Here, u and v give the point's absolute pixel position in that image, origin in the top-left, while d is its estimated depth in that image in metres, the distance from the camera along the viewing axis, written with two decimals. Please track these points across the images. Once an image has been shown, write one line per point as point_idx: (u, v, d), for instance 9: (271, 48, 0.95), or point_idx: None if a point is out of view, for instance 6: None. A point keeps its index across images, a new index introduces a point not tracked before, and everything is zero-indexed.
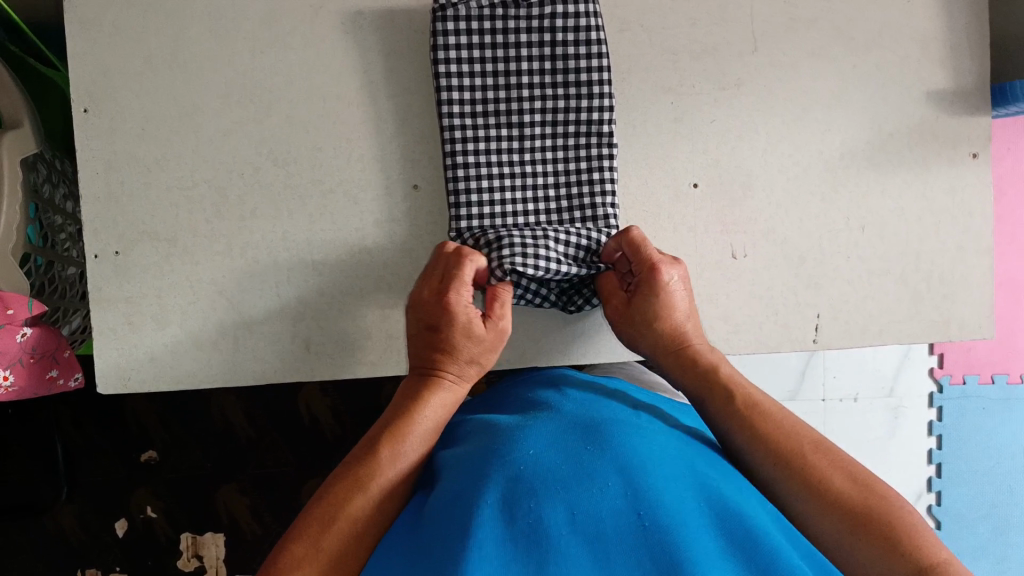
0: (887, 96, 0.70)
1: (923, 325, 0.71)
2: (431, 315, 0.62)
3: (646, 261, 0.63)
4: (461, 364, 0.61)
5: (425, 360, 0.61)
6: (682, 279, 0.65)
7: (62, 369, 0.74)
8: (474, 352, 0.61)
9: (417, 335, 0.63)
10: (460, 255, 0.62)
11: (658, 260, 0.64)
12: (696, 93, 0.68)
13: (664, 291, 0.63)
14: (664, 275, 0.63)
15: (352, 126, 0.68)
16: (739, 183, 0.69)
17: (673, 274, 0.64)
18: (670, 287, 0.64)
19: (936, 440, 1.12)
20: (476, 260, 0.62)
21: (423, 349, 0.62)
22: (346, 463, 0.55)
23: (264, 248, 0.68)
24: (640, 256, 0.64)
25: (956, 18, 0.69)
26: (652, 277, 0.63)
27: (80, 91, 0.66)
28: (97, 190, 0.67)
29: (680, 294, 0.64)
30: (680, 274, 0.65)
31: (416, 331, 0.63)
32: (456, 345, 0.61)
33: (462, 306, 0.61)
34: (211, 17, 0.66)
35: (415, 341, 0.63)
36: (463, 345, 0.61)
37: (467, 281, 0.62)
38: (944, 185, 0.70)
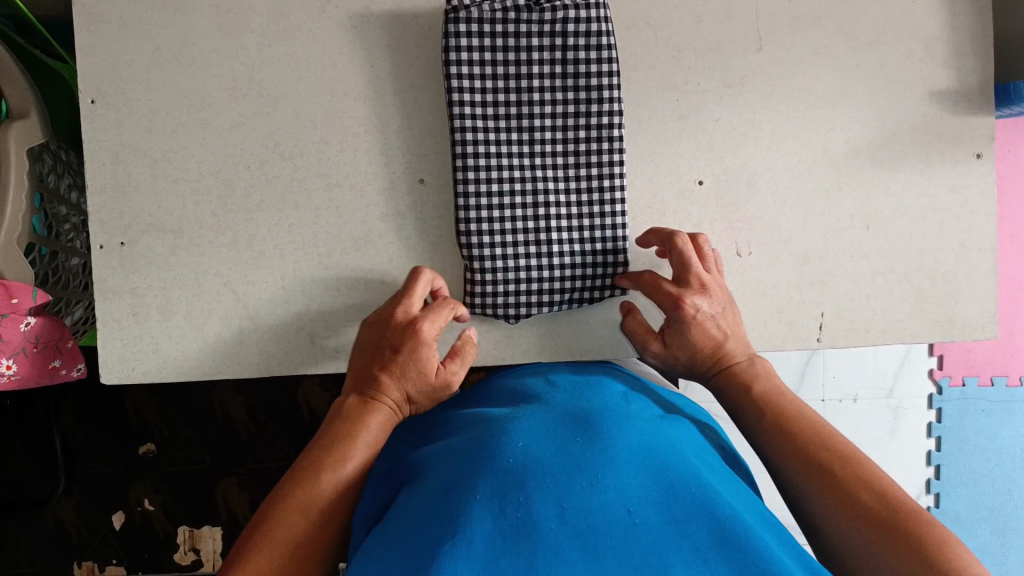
0: (891, 95, 0.70)
1: (926, 324, 0.71)
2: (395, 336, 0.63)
3: (668, 295, 0.64)
4: (406, 396, 0.62)
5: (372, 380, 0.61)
6: (713, 306, 0.64)
7: (65, 359, 0.74)
8: (421, 378, 0.62)
9: (375, 350, 0.63)
10: (444, 302, 0.66)
11: (681, 292, 0.64)
12: (702, 91, 0.69)
13: (695, 321, 0.63)
14: (691, 306, 0.63)
15: (359, 120, 0.68)
16: (744, 180, 0.69)
17: (701, 303, 0.64)
18: (701, 317, 0.63)
19: (935, 441, 1.12)
20: (455, 308, 0.66)
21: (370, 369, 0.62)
22: (299, 477, 0.55)
23: (269, 240, 0.68)
24: (661, 291, 0.64)
25: (962, 18, 0.70)
26: (678, 312, 0.63)
27: (87, 82, 0.66)
28: (103, 181, 0.67)
29: (713, 321, 0.64)
30: (711, 299, 0.64)
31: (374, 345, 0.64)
32: (407, 373, 0.62)
33: (426, 337, 0.63)
34: (219, 10, 0.66)
35: (366, 355, 0.63)
36: (416, 375, 0.62)
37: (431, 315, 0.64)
38: (948, 184, 0.71)
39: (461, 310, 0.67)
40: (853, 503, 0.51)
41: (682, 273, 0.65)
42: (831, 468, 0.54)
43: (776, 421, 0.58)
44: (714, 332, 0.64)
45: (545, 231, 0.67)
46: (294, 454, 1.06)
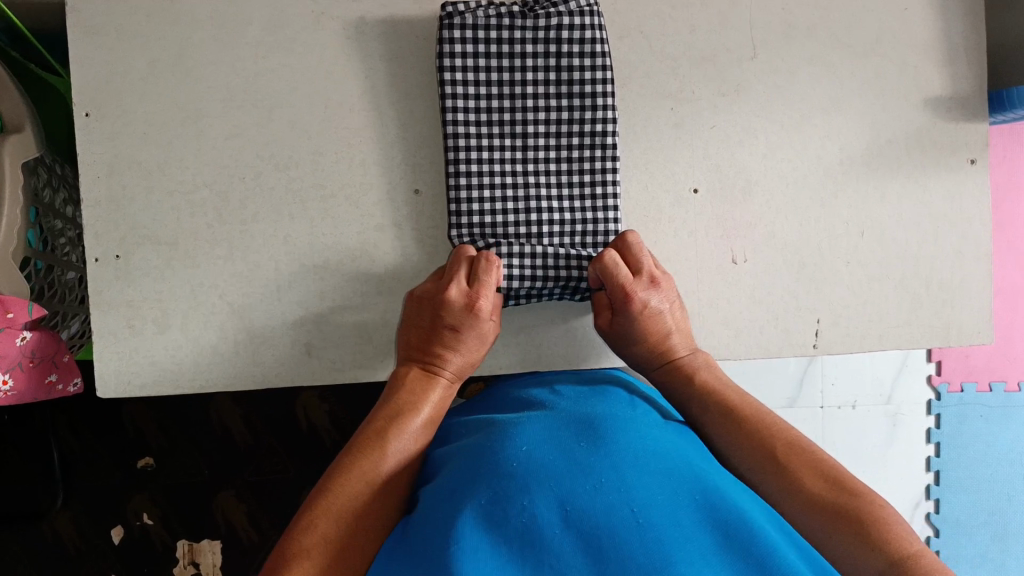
0: (886, 102, 0.70)
1: (922, 331, 0.71)
2: (451, 312, 0.62)
3: (619, 289, 0.63)
4: (461, 367, 0.64)
5: (431, 355, 0.63)
6: (662, 300, 0.65)
7: (61, 373, 0.75)
8: (481, 348, 0.64)
9: (429, 329, 0.63)
10: (489, 262, 0.63)
11: (632, 287, 0.63)
12: (697, 98, 0.69)
13: (643, 314, 0.64)
14: (642, 301, 0.63)
15: (355, 130, 0.68)
16: (739, 188, 0.70)
17: (651, 296, 0.64)
18: (650, 311, 0.64)
19: (934, 447, 1.12)
20: (500, 266, 0.63)
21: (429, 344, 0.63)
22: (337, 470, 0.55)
23: (265, 252, 0.68)
24: (615, 283, 0.63)
25: (955, 25, 0.70)
26: (628, 306, 0.63)
27: (82, 95, 0.66)
28: (99, 194, 0.67)
29: (662, 314, 0.65)
30: (660, 294, 0.65)
31: (425, 324, 0.63)
32: (465, 346, 0.63)
33: (486, 312, 0.63)
34: (214, 22, 0.66)
35: (421, 331, 0.63)
36: (474, 348, 0.64)
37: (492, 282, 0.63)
38: (944, 191, 0.71)
39: (501, 265, 0.64)
40: (804, 490, 0.54)
41: (633, 267, 0.64)
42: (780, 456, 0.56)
43: (728, 417, 0.60)
44: (660, 325, 0.65)
45: (538, 234, 0.66)
46: (291, 465, 1.06)
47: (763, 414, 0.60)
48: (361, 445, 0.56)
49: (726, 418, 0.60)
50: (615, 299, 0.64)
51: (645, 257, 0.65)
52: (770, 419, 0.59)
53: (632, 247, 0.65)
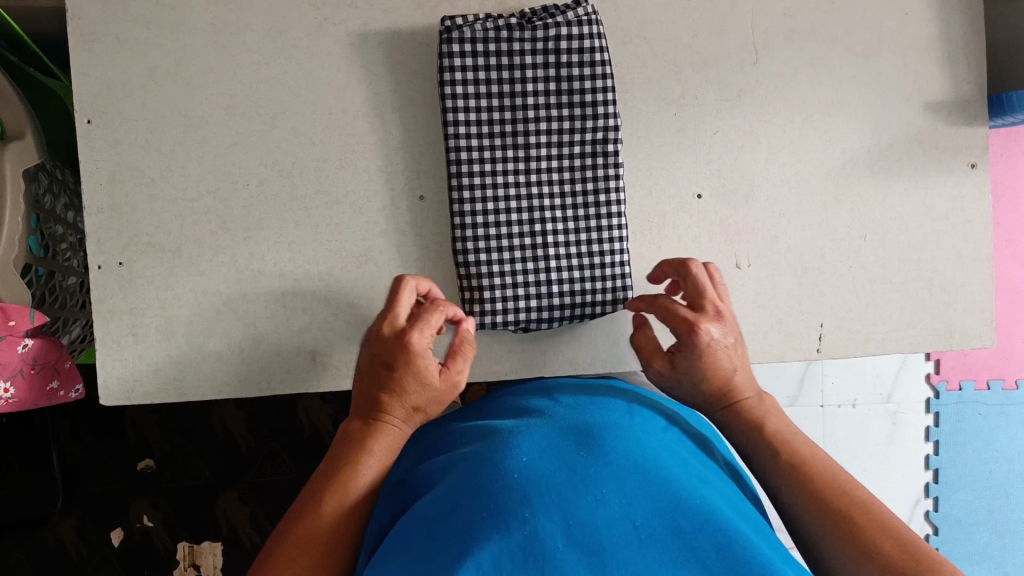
0: (888, 107, 0.70)
1: (925, 335, 0.71)
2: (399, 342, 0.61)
3: (683, 322, 0.61)
4: (409, 411, 0.59)
5: (371, 402, 0.59)
6: (727, 335, 0.62)
7: (63, 380, 0.74)
8: (424, 390, 0.59)
9: (370, 373, 0.60)
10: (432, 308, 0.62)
11: (697, 319, 0.61)
12: (699, 104, 0.69)
13: (706, 351, 0.61)
14: (705, 334, 0.61)
15: (358, 137, 0.68)
16: (742, 193, 0.70)
17: (714, 330, 0.61)
18: (715, 346, 0.61)
19: (932, 445, 1.13)
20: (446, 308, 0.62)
21: (370, 388, 0.59)
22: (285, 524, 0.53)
23: (269, 259, 0.68)
24: (678, 317, 0.62)
25: (956, 29, 0.70)
26: (693, 340, 0.61)
27: (84, 102, 0.66)
28: (101, 201, 0.66)
29: (726, 351, 0.61)
30: (724, 328, 0.62)
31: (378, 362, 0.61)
32: (405, 388, 0.58)
33: (420, 349, 0.59)
34: (215, 28, 0.66)
35: (365, 378, 0.60)
36: (416, 390, 0.59)
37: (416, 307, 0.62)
38: (945, 195, 0.71)
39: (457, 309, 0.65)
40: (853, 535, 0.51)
41: (697, 300, 0.63)
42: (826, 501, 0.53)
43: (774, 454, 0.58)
44: (724, 364, 0.61)
45: (541, 245, 0.67)
46: (293, 467, 1.06)
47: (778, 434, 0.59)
48: (304, 500, 0.55)
49: (745, 437, 0.60)
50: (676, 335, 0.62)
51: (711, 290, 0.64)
52: (819, 463, 0.56)
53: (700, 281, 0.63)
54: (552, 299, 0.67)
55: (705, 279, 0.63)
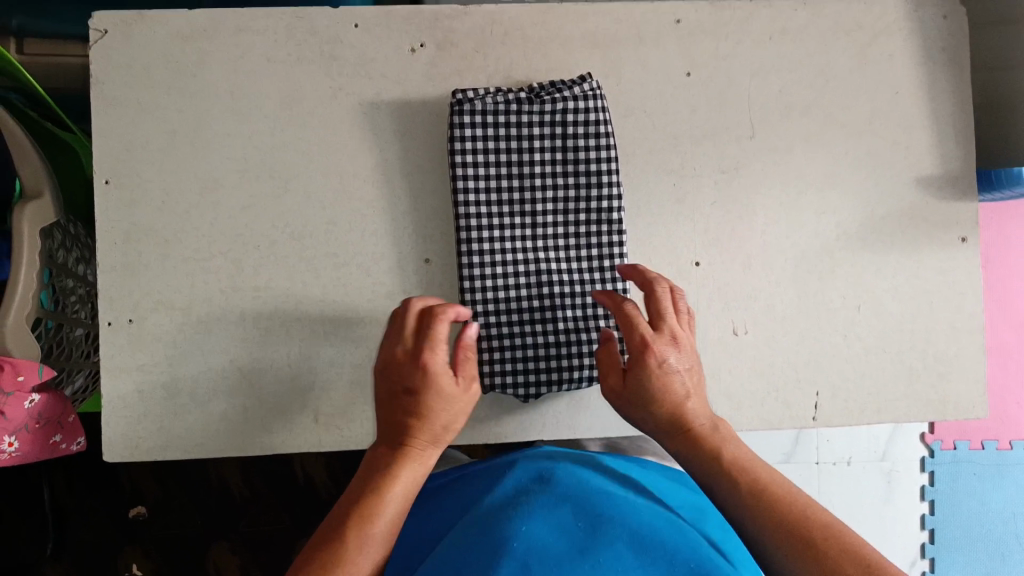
0: (880, 181, 0.73)
1: (919, 405, 0.72)
2: (401, 372, 0.58)
3: (637, 340, 0.61)
4: (436, 429, 0.58)
5: (394, 429, 0.58)
6: (682, 360, 0.61)
7: (66, 433, 0.75)
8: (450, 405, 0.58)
9: (390, 401, 0.58)
10: (432, 313, 0.60)
11: (651, 340, 0.61)
12: (697, 175, 0.71)
13: (659, 371, 0.60)
14: (659, 355, 0.60)
15: (367, 201, 0.70)
16: (739, 262, 0.72)
17: (669, 354, 0.61)
18: (668, 367, 0.60)
19: (928, 505, 1.13)
20: (448, 316, 0.60)
21: (391, 415, 0.58)
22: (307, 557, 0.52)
23: (276, 319, 0.69)
24: (633, 336, 0.61)
25: (944, 108, 0.73)
26: (644, 359, 0.60)
27: (104, 163, 0.68)
28: (115, 260, 0.68)
29: (680, 374, 0.60)
30: (681, 354, 0.61)
31: (387, 395, 0.59)
32: (430, 408, 0.57)
33: (436, 365, 0.58)
34: (233, 95, 0.69)
35: (384, 406, 0.59)
36: (439, 407, 0.58)
37: (443, 336, 0.59)
38: (937, 268, 0.73)
39: (459, 307, 0.61)
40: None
41: (658, 322, 0.62)
42: (801, 539, 0.52)
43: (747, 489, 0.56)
44: (677, 387, 0.60)
45: (549, 309, 0.68)
46: (288, 519, 1.05)
47: (756, 468, 0.58)
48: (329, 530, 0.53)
49: (704, 467, 0.59)
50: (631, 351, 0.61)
51: (672, 316, 0.63)
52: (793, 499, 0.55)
53: (661, 300, 0.63)
54: (564, 361, 0.68)
55: (672, 299, 0.64)
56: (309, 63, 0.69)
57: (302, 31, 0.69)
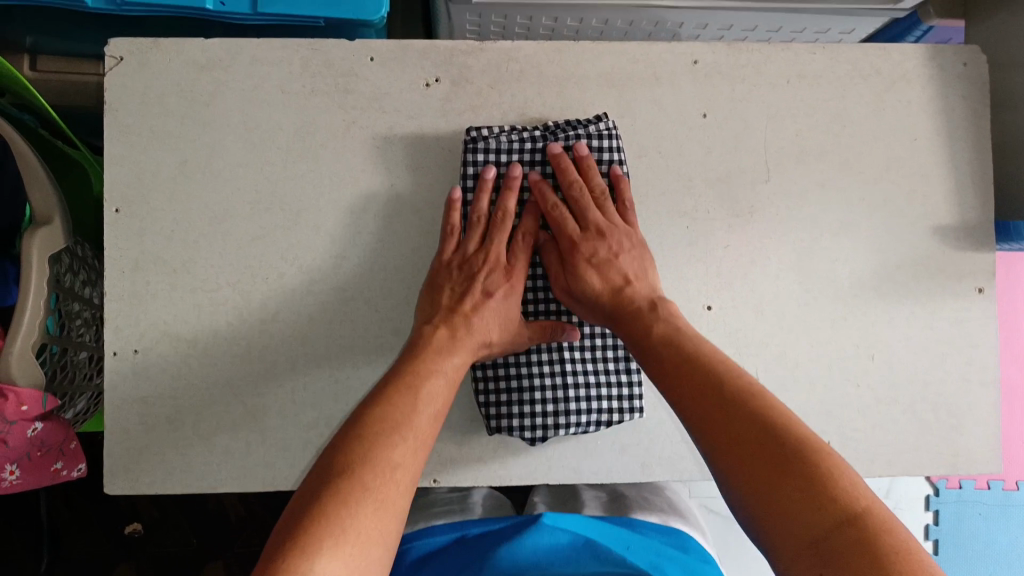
0: (896, 229, 0.72)
1: (929, 457, 0.71)
2: (478, 264, 0.66)
3: (566, 233, 0.67)
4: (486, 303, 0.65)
5: (441, 309, 0.65)
6: (613, 248, 0.66)
7: (67, 460, 0.74)
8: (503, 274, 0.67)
9: (442, 272, 0.66)
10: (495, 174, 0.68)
11: (579, 238, 0.66)
12: (711, 218, 0.71)
13: (589, 262, 0.66)
14: (587, 249, 0.66)
15: (377, 236, 0.69)
16: (751, 307, 0.71)
17: (601, 220, 0.67)
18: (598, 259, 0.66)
19: (932, 544, 1.11)
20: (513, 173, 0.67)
21: (441, 293, 0.66)
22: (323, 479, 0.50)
23: (282, 352, 0.69)
24: (564, 229, 0.67)
25: (963, 157, 0.72)
26: (573, 252, 0.66)
27: (115, 192, 0.68)
28: (122, 288, 0.68)
29: (613, 265, 0.66)
30: (611, 242, 0.66)
31: (438, 284, 0.66)
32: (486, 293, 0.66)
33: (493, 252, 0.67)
34: (246, 126, 0.68)
35: (434, 290, 0.66)
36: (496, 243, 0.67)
37: (511, 211, 0.67)
38: (952, 318, 0.72)
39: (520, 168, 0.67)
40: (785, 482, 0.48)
41: (584, 211, 0.67)
42: (756, 446, 0.50)
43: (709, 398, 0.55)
44: (612, 277, 0.66)
45: (556, 347, 0.69)
46: None
47: (718, 370, 0.56)
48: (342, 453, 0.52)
49: (669, 370, 0.58)
50: (566, 233, 0.67)
51: (609, 204, 0.67)
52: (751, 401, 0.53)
53: (590, 165, 0.67)
54: (571, 401, 0.68)
55: (613, 179, 0.68)
56: (323, 95, 0.69)
57: (317, 64, 0.69)
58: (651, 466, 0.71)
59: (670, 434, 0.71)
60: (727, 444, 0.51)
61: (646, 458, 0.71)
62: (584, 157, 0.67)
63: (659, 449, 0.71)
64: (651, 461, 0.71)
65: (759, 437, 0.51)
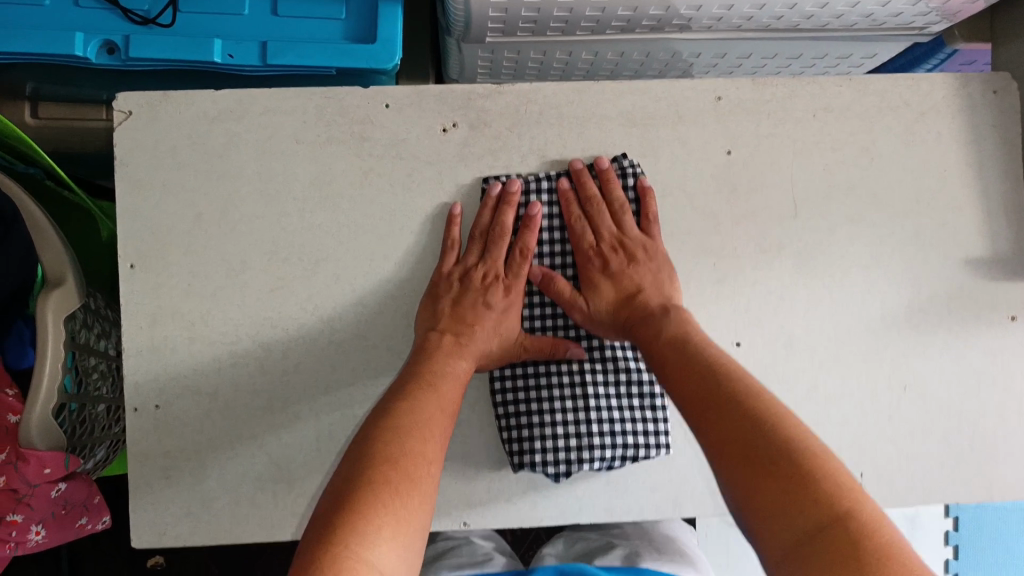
0: (926, 260, 0.70)
1: (965, 489, 0.70)
2: (477, 281, 0.67)
3: (584, 245, 0.68)
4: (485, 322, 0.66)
5: (440, 323, 0.65)
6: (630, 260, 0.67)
7: (90, 514, 0.77)
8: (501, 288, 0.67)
9: (440, 291, 0.66)
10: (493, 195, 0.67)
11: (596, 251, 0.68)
12: (737, 255, 0.69)
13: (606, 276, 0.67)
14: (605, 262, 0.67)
15: (399, 282, 0.68)
16: (780, 344, 0.69)
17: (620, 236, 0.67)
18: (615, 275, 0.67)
19: (952, 549, 1.11)
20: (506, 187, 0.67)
21: (440, 310, 0.66)
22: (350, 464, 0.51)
23: (305, 403, 0.67)
24: (580, 242, 0.68)
25: (993, 185, 0.70)
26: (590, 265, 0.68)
27: (130, 248, 0.67)
28: (141, 344, 0.67)
29: (630, 276, 0.66)
30: (629, 255, 0.67)
31: (436, 303, 0.66)
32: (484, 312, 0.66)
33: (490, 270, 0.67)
34: (261, 176, 0.67)
35: (433, 305, 0.66)
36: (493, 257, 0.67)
37: (528, 248, 0.68)
38: (985, 348, 0.71)
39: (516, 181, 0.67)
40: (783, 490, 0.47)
41: (604, 224, 0.68)
42: (760, 453, 0.49)
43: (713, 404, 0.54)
44: (628, 289, 0.66)
45: (578, 383, 0.68)
46: None
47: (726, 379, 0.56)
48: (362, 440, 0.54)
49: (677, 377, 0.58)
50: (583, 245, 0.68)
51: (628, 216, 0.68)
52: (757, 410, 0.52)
53: (614, 182, 0.68)
54: (594, 437, 0.66)
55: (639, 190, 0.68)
56: (340, 142, 0.67)
57: (332, 111, 0.67)
58: (682, 503, 0.69)
59: (700, 471, 0.70)
60: (730, 452, 0.51)
61: (677, 496, 0.69)
62: (605, 170, 0.68)
63: (690, 487, 0.69)
64: (682, 498, 0.69)
65: (762, 444, 0.50)
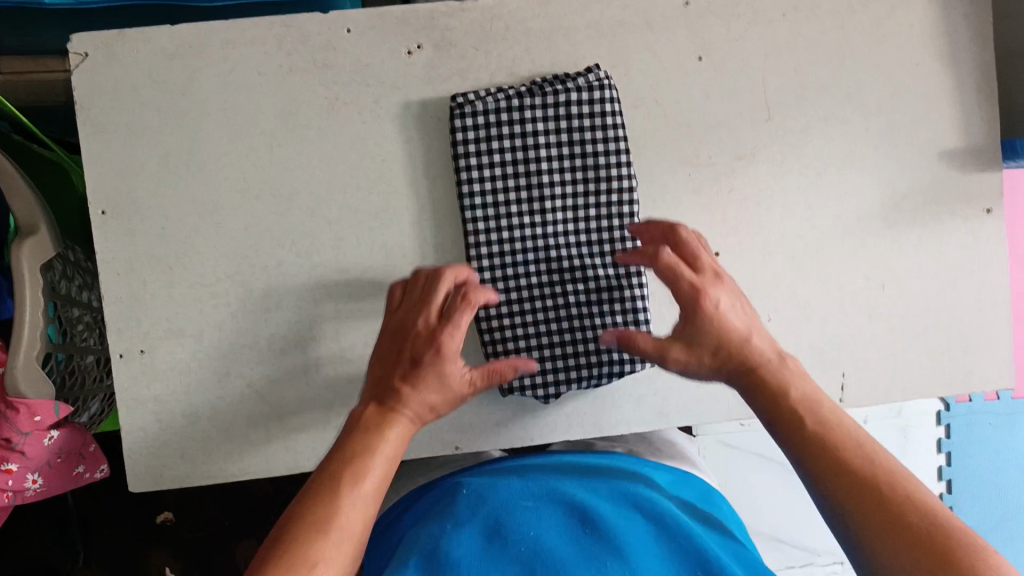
0: (902, 157, 0.70)
1: (942, 380, 0.72)
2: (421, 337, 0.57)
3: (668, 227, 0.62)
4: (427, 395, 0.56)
5: (387, 388, 0.56)
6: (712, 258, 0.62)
7: (88, 462, 0.78)
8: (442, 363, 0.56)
9: (389, 365, 0.58)
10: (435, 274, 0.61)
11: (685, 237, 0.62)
12: (713, 163, 0.69)
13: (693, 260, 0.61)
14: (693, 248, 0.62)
15: (374, 212, 0.68)
16: (759, 250, 0.70)
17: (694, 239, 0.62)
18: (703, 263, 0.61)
19: (945, 456, 1.13)
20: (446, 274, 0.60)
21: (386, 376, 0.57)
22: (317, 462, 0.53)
23: (291, 338, 0.68)
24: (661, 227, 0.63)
25: (967, 77, 0.70)
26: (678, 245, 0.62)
27: (100, 193, 0.66)
28: (120, 290, 0.66)
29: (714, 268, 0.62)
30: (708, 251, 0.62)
31: (385, 353, 0.59)
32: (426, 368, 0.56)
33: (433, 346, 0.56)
34: (226, 112, 0.66)
35: (383, 361, 0.58)
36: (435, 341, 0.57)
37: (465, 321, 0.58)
38: (961, 241, 0.71)
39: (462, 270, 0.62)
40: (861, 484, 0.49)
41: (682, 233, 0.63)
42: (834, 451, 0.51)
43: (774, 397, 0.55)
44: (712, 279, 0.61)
45: (562, 306, 0.67)
46: None
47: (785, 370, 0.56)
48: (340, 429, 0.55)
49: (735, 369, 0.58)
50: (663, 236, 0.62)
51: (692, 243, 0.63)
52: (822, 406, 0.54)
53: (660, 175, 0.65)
54: (579, 357, 0.67)
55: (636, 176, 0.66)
56: (303, 72, 0.66)
57: (292, 40, 0.66)
58: (669, 413, 0.71)
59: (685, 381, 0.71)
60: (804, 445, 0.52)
61: (664, 407, 0.71)
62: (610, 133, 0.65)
63: (676, 397, 0.71)
64: (669, 409, 0.71)
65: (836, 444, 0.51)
